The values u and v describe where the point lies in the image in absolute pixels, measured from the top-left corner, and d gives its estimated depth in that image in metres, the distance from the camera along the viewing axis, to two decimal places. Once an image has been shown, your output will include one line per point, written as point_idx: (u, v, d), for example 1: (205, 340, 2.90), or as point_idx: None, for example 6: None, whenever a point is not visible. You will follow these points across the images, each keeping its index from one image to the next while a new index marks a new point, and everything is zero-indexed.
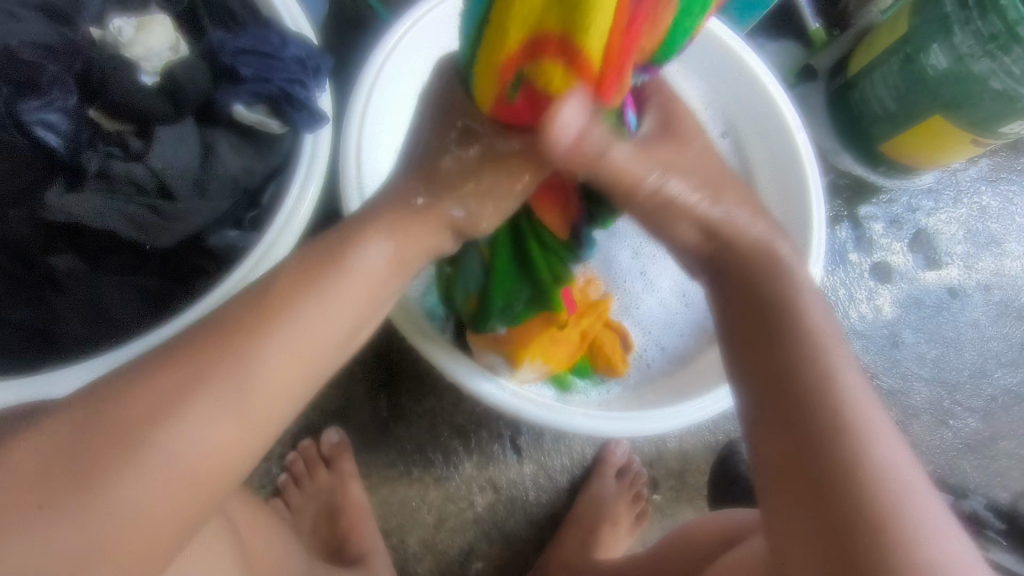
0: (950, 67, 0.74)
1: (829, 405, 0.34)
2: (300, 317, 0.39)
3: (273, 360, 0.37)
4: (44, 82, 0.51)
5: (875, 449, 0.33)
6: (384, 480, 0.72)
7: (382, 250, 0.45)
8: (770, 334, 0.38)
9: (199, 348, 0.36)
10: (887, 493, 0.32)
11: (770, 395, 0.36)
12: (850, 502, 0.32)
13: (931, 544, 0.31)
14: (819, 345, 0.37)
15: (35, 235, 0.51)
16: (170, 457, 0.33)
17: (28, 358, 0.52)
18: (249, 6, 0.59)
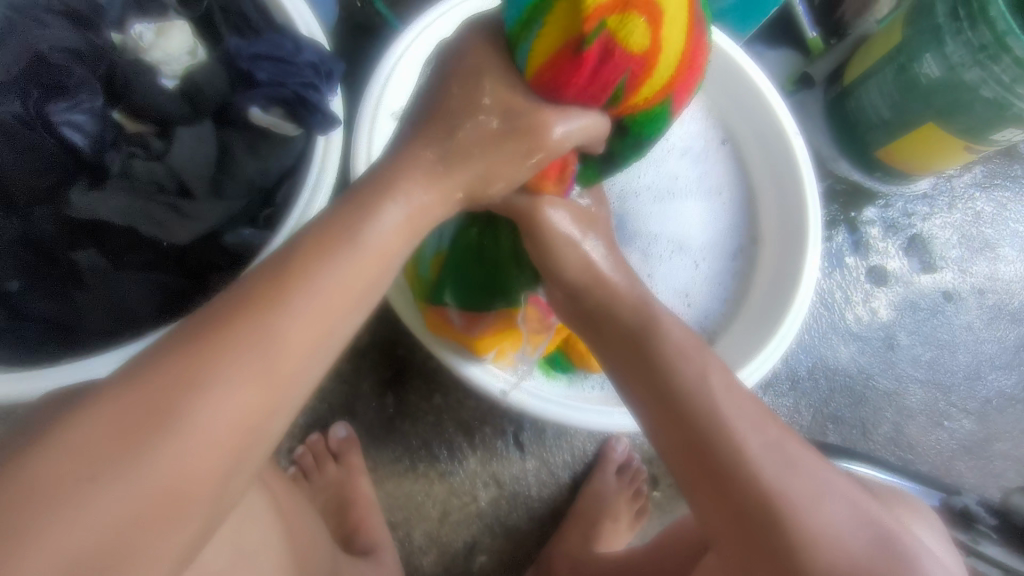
0: (942, 76, 0.76)
1: (707, 412, 0.43)
2: (321, 282, 0.38)
3: (294, 327, 0.37)
4: (71, 84, 0.52)
5: (743, 440, 0.42)
6: (390, 475, 0.74)
7: (402, 206, 0.42)
8: (644, 358, 0.47)
9: (218, 321, 0.36)
10: (762, 470, 0.41)
11: (662, 409, 0.45)
12: (739, 481, 0.41)
13: (802, 499, 0.41)
14: (680, 362, 0.46)
15: (58, 231, 0.53)
16: (202, 423, 0.33)
17: (50, 349, 0.55)
18: (264, 13, 0.61)
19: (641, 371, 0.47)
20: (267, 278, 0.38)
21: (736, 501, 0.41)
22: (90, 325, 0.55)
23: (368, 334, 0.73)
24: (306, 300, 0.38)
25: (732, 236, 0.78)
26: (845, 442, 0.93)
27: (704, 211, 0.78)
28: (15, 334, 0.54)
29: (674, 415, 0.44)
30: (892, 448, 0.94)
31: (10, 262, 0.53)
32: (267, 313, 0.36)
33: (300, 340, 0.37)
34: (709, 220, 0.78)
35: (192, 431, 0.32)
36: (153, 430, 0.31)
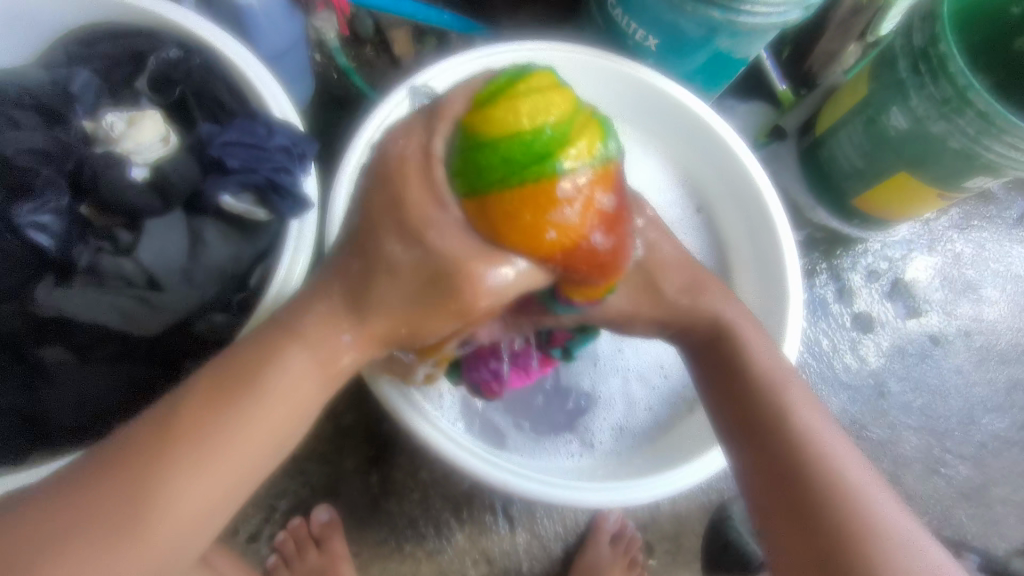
0: (910, 127, 0.77)
1: (818, 481, 0.43)
2: (222, 441, 0.40)
3: (190, 483, 0.39)
4: (37, 186, 0.53)
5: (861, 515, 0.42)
6: (375, 557, 0.71)
7: (303, 363, 0.43)
8: (763, 421, 0.48)
9: (128, 459, 0.39)
10: (849, 492, 0.43)
11: (773, 476, 0.45)
12: (817, 499, 0.43)
13: (880, 523, 0.41)
14: (806, 429, 0.46)
15: (25, 328, 0.52)
16: (97, 573, 0.36)
17: (16, 447, 0.53)
18: (237, 96, 0.61)
19: (751, 426, 0.48)
20: (166, 421, 0.40)
21: (814, 522, 0.42)
22: (62, 420, 0.53)
23: (350, 409, 0.72)
24: (203, 462, 0.40)
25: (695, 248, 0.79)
26: None
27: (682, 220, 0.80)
28: None
29: (776, 476, 0.45)
30: None
31: None
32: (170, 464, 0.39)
33: (185, 508, 0.39)
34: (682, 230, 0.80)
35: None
36: (47, 564, 0.35)
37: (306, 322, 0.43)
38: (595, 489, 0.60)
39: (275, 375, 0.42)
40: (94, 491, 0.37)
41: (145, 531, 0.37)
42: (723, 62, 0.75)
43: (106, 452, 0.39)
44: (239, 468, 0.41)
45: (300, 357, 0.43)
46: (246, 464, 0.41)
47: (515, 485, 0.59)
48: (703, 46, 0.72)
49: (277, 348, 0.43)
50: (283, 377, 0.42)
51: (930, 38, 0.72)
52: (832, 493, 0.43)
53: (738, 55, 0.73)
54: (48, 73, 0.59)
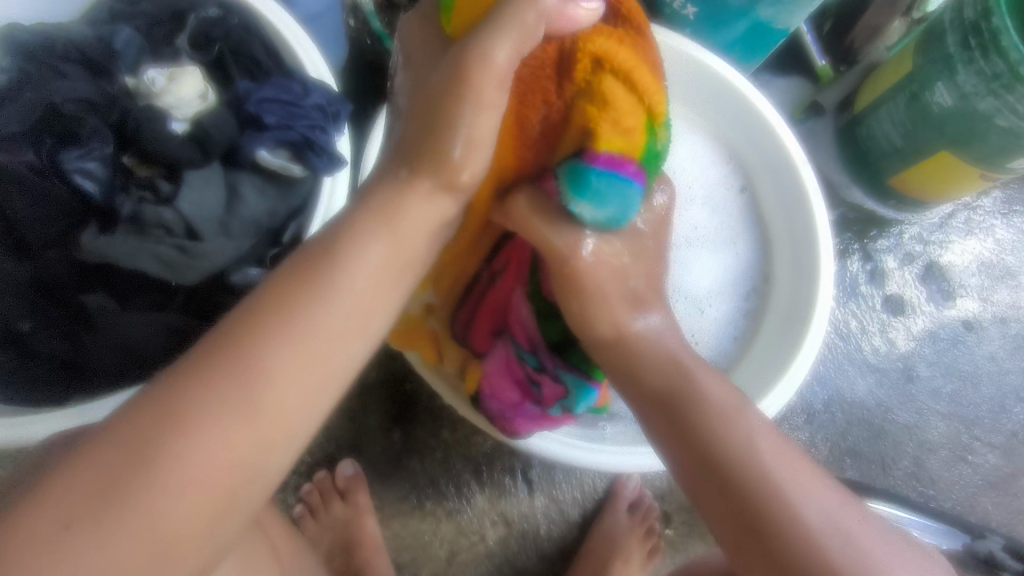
0: (955, 104, 0.74)
1: (760, 503, 0.43)
2: (308, 334, 0.40)
3: (285, 377, 0.39)
4: (83, 134, 0.54)
5: (800, 518, 0.42)
6: (397, 513, 0.73)
7: (375, 253, 0.43)
8: (707, 461, 0.46)
9: (223, 353, 0.39)
10: (786, 506, 0.43)
11: (717, 503, 0.45)
12: (750, 510, 0.44)
13: (815, 522, 0.42)
14: (745, 455, 0.45)
15: (69, 273, 0.55)
16: (181, 482, 0.36)
17: (61, 389, 0.55)
18: (273, 56, 0.61)
19: (691, 461, 0.47)
20: (229, 336, 0.40)
21: (742, 509, 0.44)
22: (103, 365, 0.55)
23: (375, 370, 0.73)
24: (292, 349, 0.40)
25: (742, 274, 0.77)
26: (865, 478, 0.91)
27: (721, 258, 0.77)
28: (25, 371, 0.54)
29: (722, 502, 0.45)
30: (914, 484, 0.91)
31: (22, 303, 0.54)
32: (266, 356, 0.39)
33: (253, 423, 0.38)
34: (723, 266, 0.77)
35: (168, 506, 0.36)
36: (144, 464, 0.36)
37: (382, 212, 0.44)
38: (614, 451, 0.61)
39: (355, 259, 0.42)
40: (189, 389, 0.38)
41: (231, 426, 0.38)
42: (763, 33, 0.73)
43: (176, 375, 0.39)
44: (329, 353, 0.41)
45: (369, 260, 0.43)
46: (330, 357, 0.41)
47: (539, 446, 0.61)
48: (744, 15, 0.70)
49: (352, 236, 0.43)
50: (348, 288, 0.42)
51: (983, 12, 0.69)
52: (781, 508, 0.43)
53: (779, 25, 0.71)
54: (92, 29, 0.60)
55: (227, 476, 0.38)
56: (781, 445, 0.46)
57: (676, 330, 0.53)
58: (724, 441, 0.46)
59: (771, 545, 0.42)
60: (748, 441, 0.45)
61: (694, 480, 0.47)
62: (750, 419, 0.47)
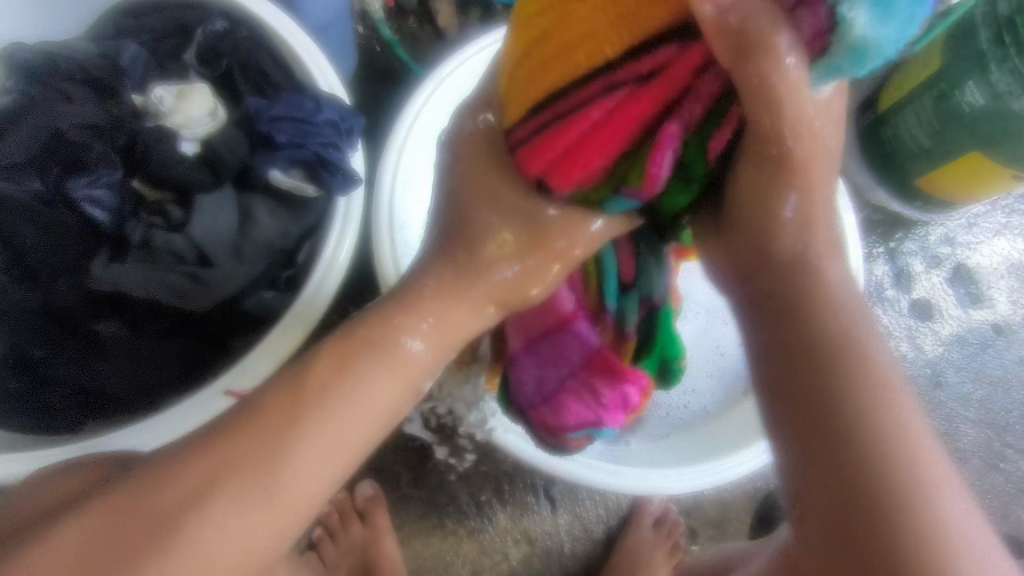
0: (987, 104, 0.71)
1: (885, 475, 0.33)
2: (334, 415, 0.38)
3: (309, 455, 0.37)
4: (90, 159, 0.53)
5: (930, 507, 0.33)
6: (417, 534, 0.71)
7: (424, 333, 0.41)
8: (839, 412, 0.34)
9: (261, 419, 0.37)
10: (913, 481, 0.33)
11: (830, 471, 0.34)
12: (874, 476, 0.33)
13: (952, 517, 0.33)
14: (872, 408, 0.34)
15: (80, 302, 0.53)
16: (204, 552, 0.34)
17: (73, 420, 0.53)
18: (283, 70, 0.60)
19: (810, 404, 0.35)
20: (276, 405, 0.38)
21: (855, 477, 0.33)
22: (117, 393, 0.54)
23: None
24: (325, 425, 0.38)
25: None
26: None
27: None
28: (36, 403, 0.53)
29: (833, 461, 0.34)
30: None
31: (32, 332, 0.53)
32: (302, 428, 0.37)
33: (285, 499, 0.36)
34: None
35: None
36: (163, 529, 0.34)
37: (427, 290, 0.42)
38: (639, 473, 0.60)
39: (405, 336, 0.41)
40: (225, 451, 0.36)
41: (257, 501, 0.35)
42: None
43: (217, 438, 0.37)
44: (355, 435, 0.39)
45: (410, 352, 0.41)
46: (352, 441, 0.39)
47: (565, 470, 0.58)
48: None
49: (405, 305, 0.41)
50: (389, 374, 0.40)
51: (1018, 7, 0.66)
52: (905, 484, 0.33)
53: None
54: (97, 46, 0.58)
55: (236, 555, 0.35)
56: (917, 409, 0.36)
57: (832, 255, 0.40)
58: (863, 387, 0.35)
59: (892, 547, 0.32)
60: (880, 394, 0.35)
61: (806, 438, 0.35)
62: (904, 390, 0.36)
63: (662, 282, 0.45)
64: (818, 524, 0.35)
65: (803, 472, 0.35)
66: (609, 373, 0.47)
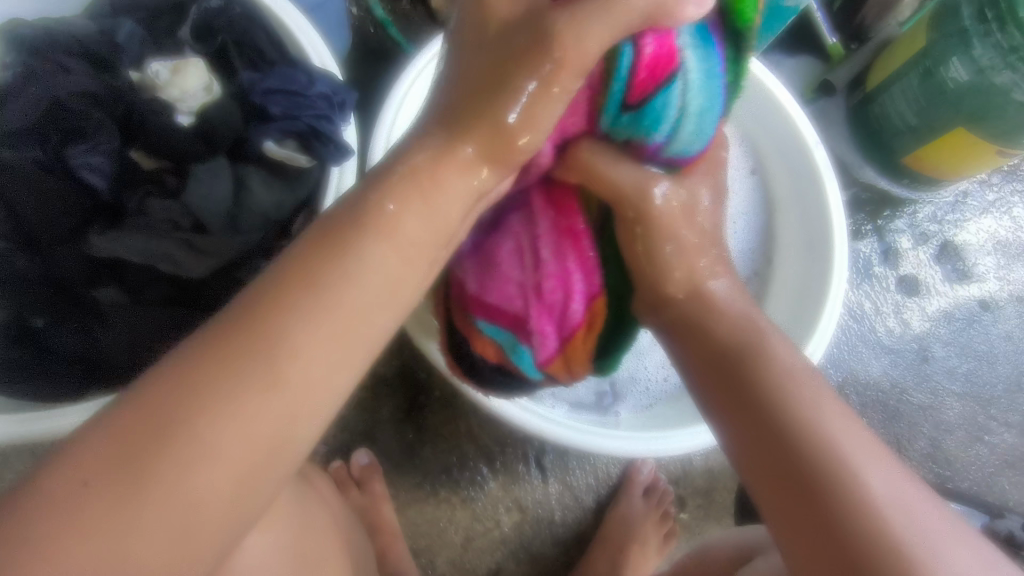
0: (971, 80, 0.72)
1: (807, 450, 0.41)
2: (328, 305, 0.37)
3: (315, 345, 0.36)
4: (89, 128, 0.54)
5: (859, 484, 0.40)
6: (411, 501, 0.73)
7: (403, 216, 0.40)
8: (755, 397, 0.45)
9: (254, 315, 0.36)
10: (838, 462, 0.41)
11: (759, 447, 0.44)
12: (796, 451, 0.42)
13: (881, 494, 0.39)
14: (790, 395, 0.44)
15: (80, 269, 0.54)
16: (219, 450, 0.34)
17: (76, 386, 0.55)
18: (276, 45, 0.61)
19: (734, 394, 0.46)
20: (267, 299, 0.37)
21: (778, 452, 0.43)
22: (115, 360, 0.55)
23: (388, 361, 0.73)
24: (322, 313, 0.37)
25: (744, 255, 0.76)
26: None
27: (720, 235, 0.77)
28: (39, 369, 0.54)
29: (758, 436, 0.44)
30: (930, 464, 0.90)
31: (32, 299, 0.54)
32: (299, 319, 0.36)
33: (290, 380, 0.35)
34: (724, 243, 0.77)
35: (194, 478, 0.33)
36: (172, 434, 0.33)
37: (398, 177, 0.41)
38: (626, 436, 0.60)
39: (393, 214, 0.40)
40: (222, 352, 0.35)
41: (264, 395, 0.35)
42: None
43: (197, 340, 0.36)
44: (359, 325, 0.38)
45: (392, 240, 0.40)
46: (355, 329, 0.38)
47: (551, 433, 0.60)
48: None
49: (383, 200, 0.40)
50: (376, 258, 0.39)
51: None
52: (830, 461, 0.41)
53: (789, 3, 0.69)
54: (95, 22, 0.60)
55: (254, 453, 0.35)
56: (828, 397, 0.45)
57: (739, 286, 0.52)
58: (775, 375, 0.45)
59: (828, 515, 0.39)
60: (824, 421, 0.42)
61: (731, 412, 0.46)
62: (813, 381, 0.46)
63: (683, 147, 0.46)
64: (769, 498, 0.43)
65: (736, 446, 0.46)
66: (569, 244, 0.49)
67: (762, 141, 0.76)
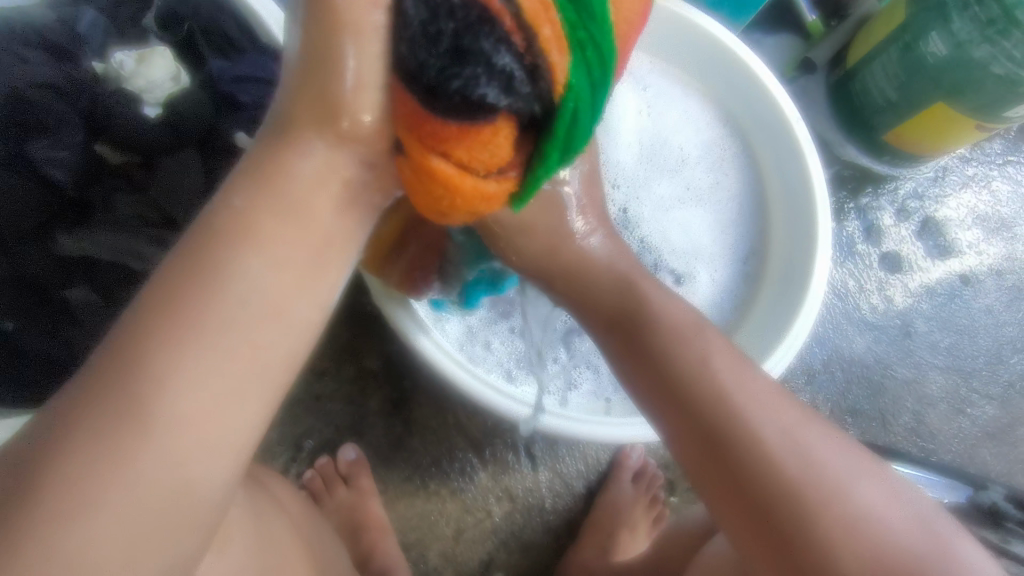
0: (950, 54, 0.71)
1: (715, 401, 0.45)
2: (217, 320, 0.35)
3: (201, 362, 0.34)
4: (52, 122, 0.52)
5: (766, 427, 0.44)
6: (401, 494, 0.73)
7: (317, 165, 0.39)
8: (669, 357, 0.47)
9: (133, 345, 0.34)
10: (748, 418, 0.44)
11: (680, 405, 0.46)
12: (705, 397, 0.45)
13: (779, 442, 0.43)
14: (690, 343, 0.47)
15: (48, 269, 0.53)
16: (113, 498, 0.32)
17: (46, 390, 0.53)
18: (246, 33, 0.59)
19: (652, 362, 0.48)
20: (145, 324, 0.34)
21: (695, 409, 0.45)
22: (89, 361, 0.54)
23: (373, 354, 0.72)
24: (216, 330, 0.35)
25: (735, 239, 0.76)
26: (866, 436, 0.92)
27: (711, 216, 0.77)
28: (8, 375, 0.53)
29: (674, 391, 0.46)
30: (914, 439, 0.92)
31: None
32: (185, 335, 0.34)
33: (165, 435, 0.33)
34: (714, 225, 0.77)
35: (81, 544, 0.31)
36: (52, 486, 0.31)
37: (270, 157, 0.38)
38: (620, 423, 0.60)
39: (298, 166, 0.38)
40: (101, 387, 0.33)
41: (149, 432, 0.33)
42: None
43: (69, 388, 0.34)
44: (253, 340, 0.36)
45: (262, 245, 0.37)
46: (254, 340, 0.36)
47: (546, 425, 0.59)
48: None
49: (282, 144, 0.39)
50: (247, 279, 0.36)
51: None
52: (731, 402, 0.44)
53: None
54: (55, 12, 0.57)
55: (156, 495, 0.33)
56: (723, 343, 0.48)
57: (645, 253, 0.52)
58: (667, 326, 0.48)
59: (757, 473, 0.43)
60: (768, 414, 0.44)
61: (647, 372, 0.48)
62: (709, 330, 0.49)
63: None
64: (691, 450, 0.45)
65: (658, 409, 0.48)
66: None
67: (746, 120, 0.75)
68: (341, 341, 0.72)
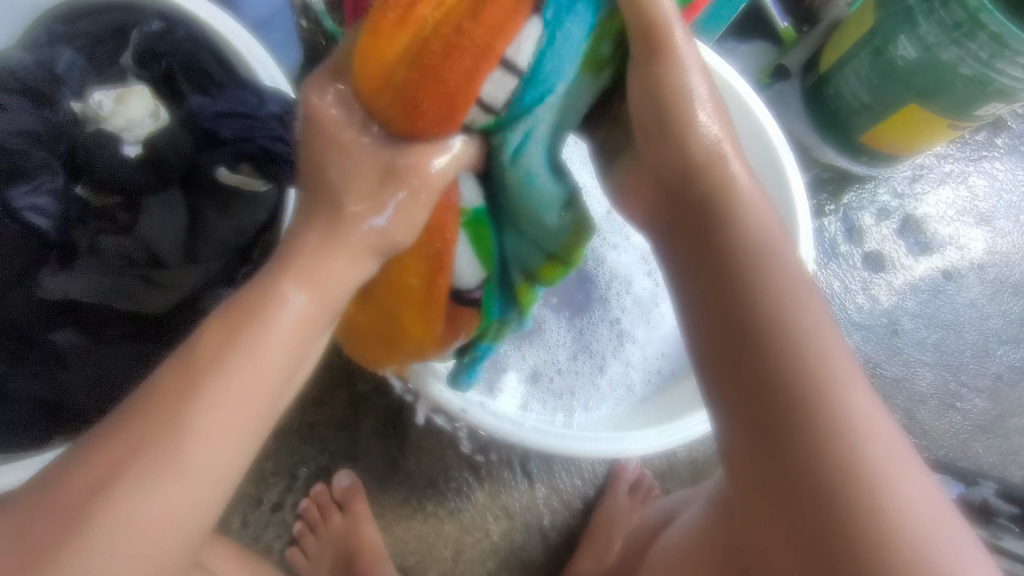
0: (919, 57, 0.73)
1: (804, 415, 0.39)
2: (205, 410, 0.39)
3: (197, 437, 0.38)
4: (30, 167, 0.53)
5: (859, 452, 0.38)
6: (398, 519, 0.72)
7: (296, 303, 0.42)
8: (757, 352, 0.41)
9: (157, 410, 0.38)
10: (837, 423, 0.39)
11: (760, 415, 0.40)
12: (784, 403, 0.39)
13: (868, 473, 0.38)
14: (798, 341, 0.40)
15: (34, 313, 0.53)
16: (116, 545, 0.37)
17: (37, 431, 0.53)
18: (226, 69, 0.59)
19: (731, 345, 0.42)
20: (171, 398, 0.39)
21: (778, 410, 0.39)
22: (81, 404, 0.54)
23: (364, 378, 0.72)
24: (206, 421, 0.39)
25: None
26: None
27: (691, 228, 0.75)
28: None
29: (753, 390, 0.40)
30: (906, 436, 0.93)
31: None
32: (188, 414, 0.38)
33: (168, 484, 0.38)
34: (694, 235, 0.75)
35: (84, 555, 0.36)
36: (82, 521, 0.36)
37: (306, 251, 0.42)
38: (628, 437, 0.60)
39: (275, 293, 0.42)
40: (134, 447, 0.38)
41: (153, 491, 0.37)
42: None
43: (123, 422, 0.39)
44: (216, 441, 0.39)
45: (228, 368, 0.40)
46: (223, 437, 0.39)
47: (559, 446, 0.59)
48: None
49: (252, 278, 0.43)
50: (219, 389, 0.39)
51: None
52: (828, 399, 0.39)
53: None
54: (32, 55, 0.58)
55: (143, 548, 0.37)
56: (837, 338, 0.41)
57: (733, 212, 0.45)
58: (770, 303, 0.41)
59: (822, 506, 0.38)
60: (836, 401, 0.39)
61: (731, 367, 0.41)
62: (823, 328, 0.41)
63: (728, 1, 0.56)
64: (747, 460, 0.41)
65: (728, 409, 0.42)
66: None
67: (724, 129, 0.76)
68: (333, 368, 0.72)
